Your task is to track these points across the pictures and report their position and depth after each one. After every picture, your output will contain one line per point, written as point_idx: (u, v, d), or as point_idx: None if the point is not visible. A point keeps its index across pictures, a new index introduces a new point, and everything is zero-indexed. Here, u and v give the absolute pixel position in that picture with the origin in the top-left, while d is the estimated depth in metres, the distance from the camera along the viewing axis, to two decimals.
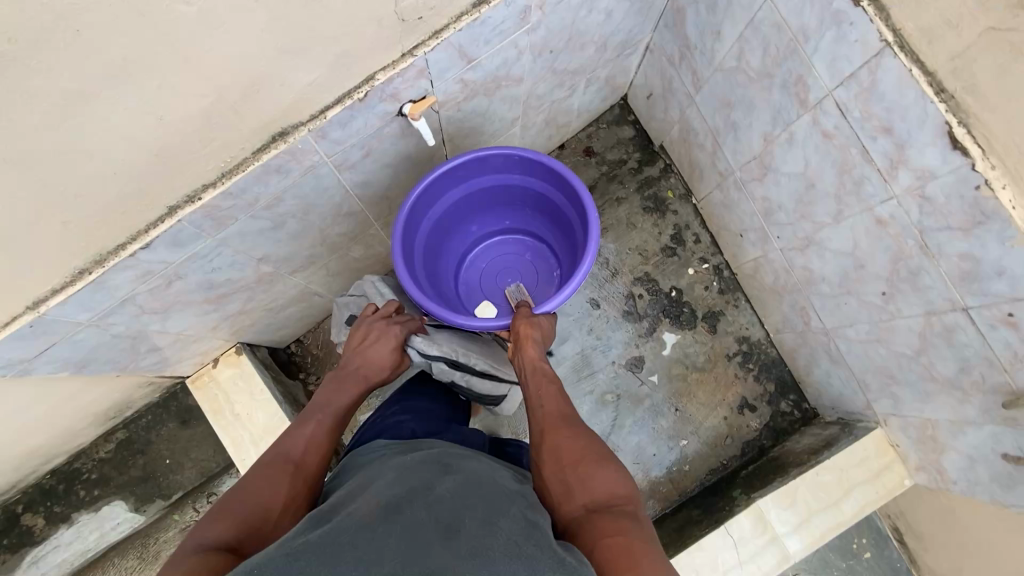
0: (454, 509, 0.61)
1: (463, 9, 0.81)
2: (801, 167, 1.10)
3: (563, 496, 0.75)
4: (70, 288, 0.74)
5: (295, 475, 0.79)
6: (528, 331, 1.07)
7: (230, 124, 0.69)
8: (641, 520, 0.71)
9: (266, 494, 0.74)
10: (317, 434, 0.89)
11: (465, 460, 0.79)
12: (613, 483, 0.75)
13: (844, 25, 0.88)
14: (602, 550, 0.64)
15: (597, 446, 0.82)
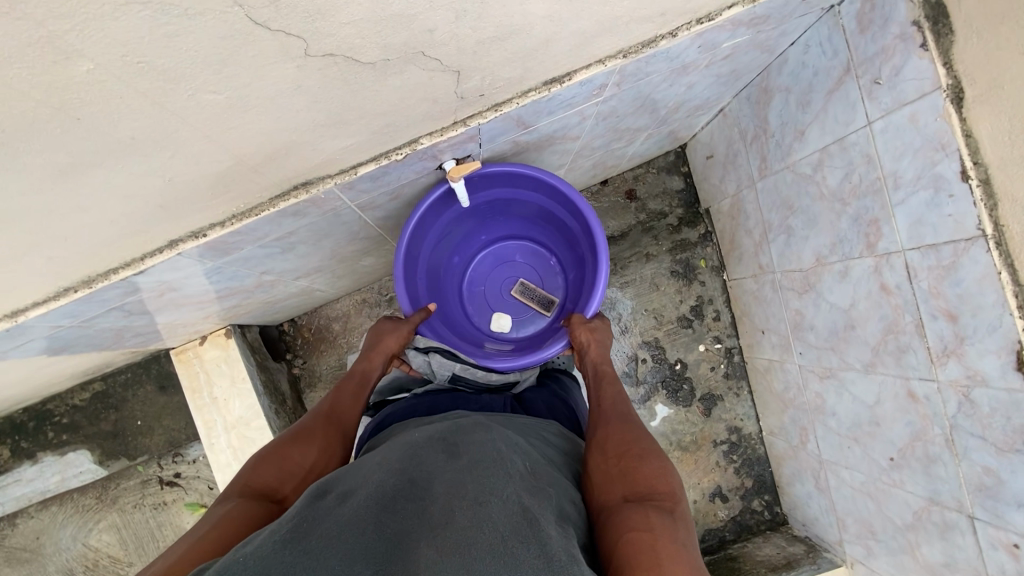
0: (449, 501, 0.52)
1: (532, 86, 0.72)
2: (847, 303, 1.03)
3: (602, 484, 0.70)
4: (52, 302, 0.70)
5: (328, 435, 0.83)
6: (584, 336, 1.03)
7: (247, 181, 0.62)
8: (679, 521, 0.64)
9: (300, 450, 0.78)
10: (347, 395, 0.93)
11: (476, 427, 0.69)
12: (655, 480, 0.70)
13: (942, 192, 0.79)
14: (628, 543, 0.58)
15: (644, 447, 0.77)
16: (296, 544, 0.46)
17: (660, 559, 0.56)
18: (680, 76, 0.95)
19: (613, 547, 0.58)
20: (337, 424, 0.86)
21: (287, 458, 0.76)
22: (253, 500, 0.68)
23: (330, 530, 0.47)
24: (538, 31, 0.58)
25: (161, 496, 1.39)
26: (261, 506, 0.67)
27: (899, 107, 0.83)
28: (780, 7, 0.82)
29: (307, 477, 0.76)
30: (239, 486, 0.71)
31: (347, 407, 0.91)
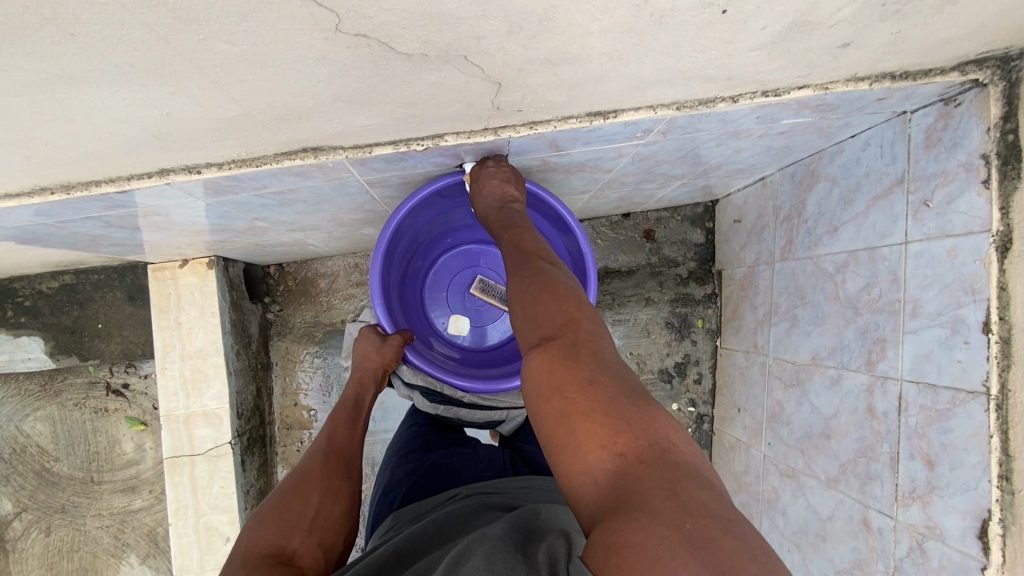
0: (426, 570, 0.55)
1: (574, 114, 0.68)
2: (830, 411, 1.01)
3: (526, 342, 0.65)
4: (26, 197, 0.67)
5: (330, 477, 0.81)
6: (481, 196, 0.82)
7: (254, 133, 0.59)
8: (586, 351, 0.57)
9: (301, 499, 0.76)
10: (343, 429, 0.91)
11: (473, 510, 0.72)
12: (559, 316, 0.62)
13: (957, 336, 0.76)
14: (548, 418, 0.55)
15: (555, 280, 0.68)
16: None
17: (577, 422, 0.52)
18: (730, 139, 0.90)
19: (541, 424, 0.56)
20: (336, 463, 0.84)
21: (290, 508, 0.74)
22: (262, 560, 0.65)
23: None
24: (594, 65, 0.54)
25: (105, 403, 1.39)
26: (272, 563, 0.64)
27: (941, 236, 0.79)
28: (850, 101, 0.77)
29: (316, 525, 0.74)
30: (240, 552, 0.67)
31: (343, 443, 0.89)
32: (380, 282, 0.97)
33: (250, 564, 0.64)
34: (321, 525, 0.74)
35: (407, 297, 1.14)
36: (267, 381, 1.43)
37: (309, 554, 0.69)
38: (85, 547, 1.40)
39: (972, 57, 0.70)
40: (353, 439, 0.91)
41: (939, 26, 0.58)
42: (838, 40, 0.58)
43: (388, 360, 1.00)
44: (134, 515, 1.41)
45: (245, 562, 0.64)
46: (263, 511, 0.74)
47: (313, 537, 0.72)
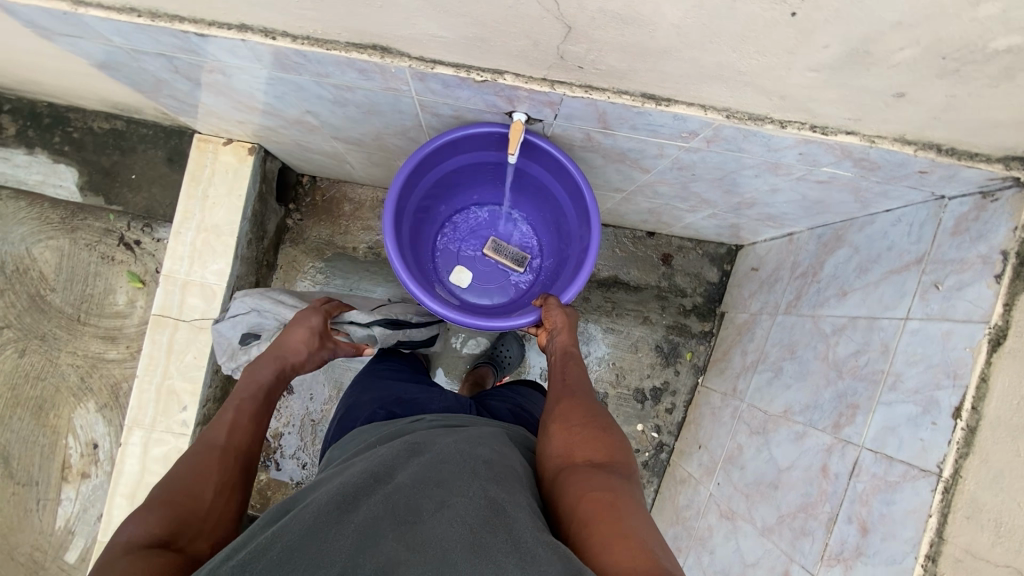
0: (412, 501, 0.59)
1: (630, 90, 0.71)
2: (785, 463, 1.01)
3: (565, 454, 0.76)
4: (114, 14, 0.72)
5: (226, 472, 0.74)
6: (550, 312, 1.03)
7: (336, 11, 0.63)
8: (635, 481, 0.71)
9: (194, 491, 0.69)
10: (246, 418, 0.84)
11: (438, 433, 0.75)
12: (613, 446, 0.77)
13: (926, 415, 0.77)
14: (586, 507, 0.64)
15: (603, 420, 0.82)
16: (256, 565, 0.51)
17: (604, 515, 0.62)
18: (769, 173, 0.92)
19: (576, 505, 0.65)
20: (235, 458, 0.77)
21: (177, 502, 0.66)
22: (147, 556, 0.58)
23: (291, 541, 0.53)
24: (661, 36, 0.57)
25: (113, 252, 1.44)
26: (158, 558, 0.58)
27: (941, 319, 0.80)
28: (892, 164, 0.79)
29: (207, 523, 0.67)
30: (124, 544, 0.60)
31: (244, 437, 0.81)
32: (399, 202, 1.00)
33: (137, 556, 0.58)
34: (212, 525, 0.67)
35: (421, 233, 1.17)
36: (267, 279, 1.46)
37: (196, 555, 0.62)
38: (50, 378, 1.44)
39: (1019, 153, 0.71)
40: (252, 433, 0.83)
41: (992, 103, 0.60)
42: (892, 87, 0.60)
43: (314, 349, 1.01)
44: (105, 364, 1.45)
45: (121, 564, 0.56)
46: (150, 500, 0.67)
47: (204, 538, 0.65)
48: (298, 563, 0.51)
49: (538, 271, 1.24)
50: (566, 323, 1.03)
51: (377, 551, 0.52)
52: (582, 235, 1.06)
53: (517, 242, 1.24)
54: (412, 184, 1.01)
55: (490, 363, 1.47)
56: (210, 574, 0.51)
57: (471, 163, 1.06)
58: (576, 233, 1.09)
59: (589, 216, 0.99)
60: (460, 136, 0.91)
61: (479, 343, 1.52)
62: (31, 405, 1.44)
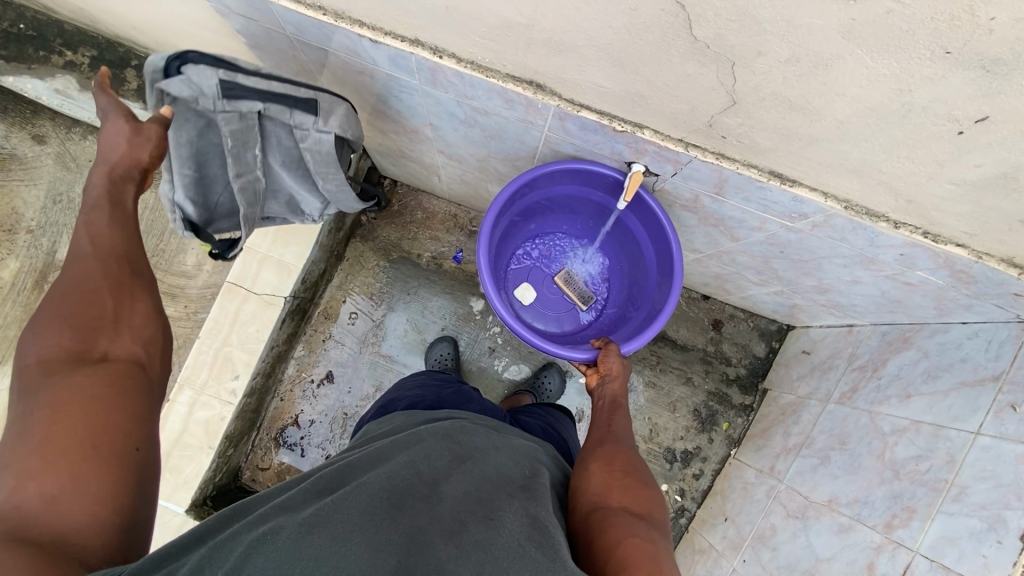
0: (462, 505, 0.60)
1: (759, 165, 0.75)
2: (825, 554, 1.00)
3: (603, 493, 0.77)
4: (301, 8, 0.78)
5: (96, 285, 0.63)
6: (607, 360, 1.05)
7: (516, 47, 0.68)
8: (669, 540, 0.72)
9: (63, 314, 0.59)
10: (100, 217, 0.69)
11: (475, 438, 0.76)
12: (650, 501, 0.78)
13: (991, 533, 0.78)
14: (624, 553, 0.65)
15: (643, 474, 0.83)
16: (321, 531, 0.52)
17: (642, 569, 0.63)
18: (860, 266, 0.95)
19: (615, 546, 0.66)
20: (111, 257, 0.66)
21: (72, 313, 0.60)
22: (62, 378, 0.55)
23: (353, 518, 0.54)
24: (820, 127, 0.61)
25: None
26: (61, 383, 0.55)
27: (1016, 441, 0.81)
28: (990, 282, 0.82)
29: (123, 326, 0.63)
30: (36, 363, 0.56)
31: (110, 233, 0.68)
32: (503, 207, 1.04)
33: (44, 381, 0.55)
34: (127, 326, 0.63)
35: (505, 243, 1.20)
36: (332, 269, 1.51)
37: (116, 372, 0.59)
38: None
39: None
40: (132, 229, 0.70)
41: None
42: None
43: (147, 154, 0.75)
44: None
45: (28, 406, 0.54)
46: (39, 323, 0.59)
47: (126, 335, 0.62)
48: (362, 536, 0.52)
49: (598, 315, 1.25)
50: (617, 373, 1.05)
51: (432, 545, 0.53)
52: (656, 292, 1.09)
53: (589, 278, 1.26)
54: (519, 195, 1.05)
55: (530, 391, 1.48)
56: (277, 531, 0.52)
57: (573, 195, 1.10)
58: (651, 288, 1.11)
59: (673, 276, 1.01)
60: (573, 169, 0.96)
61: (520, 370, 1.54)
62: None
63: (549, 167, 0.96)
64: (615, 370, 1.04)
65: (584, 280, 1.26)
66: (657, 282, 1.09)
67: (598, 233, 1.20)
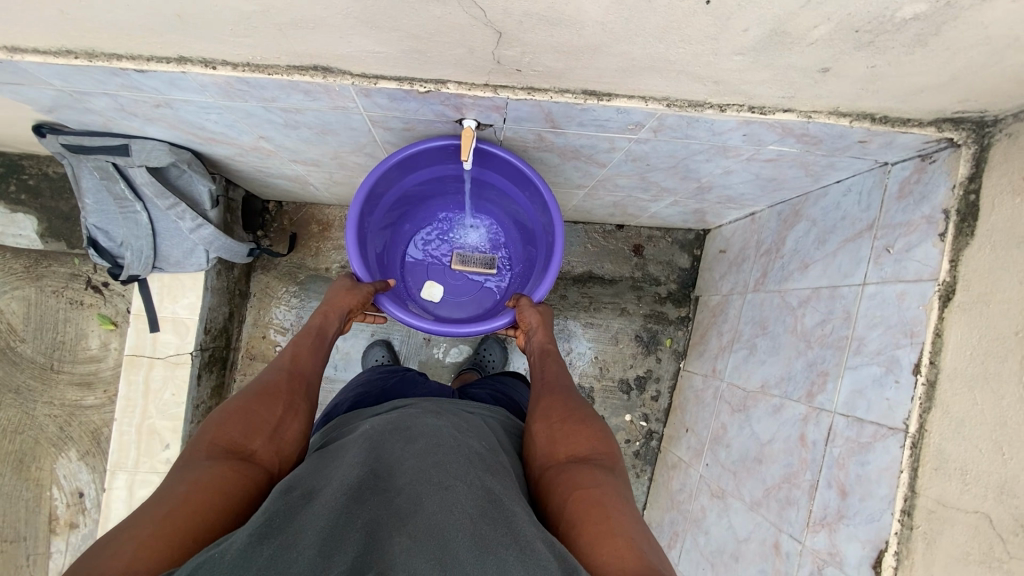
0: (414, 490, 0.57)
1: (571, 89, 0.72)
2: (766, 437, 1.03)
3: (550, 448, 0.76)
4: (50, 57, 0.72)
5: (292, 393, 0.80)
6: (527, 314, 1.04)
7: (272, 36, 0.63)
8: (621, 475, 0.72)
9: (265, 408, 0.75)
10: (306, 351, 0.91)
11: (424, 417, 0.73)
12: (595, 441, 0.76)
13: (890, 375, 0.79)
14: (573, 504, 0.64)
15: (588, 415, 0.81)
16: (269, 540, 0.48)
17: (590, 517, 0.61)
18: (721, 156, 0.94)
19: (564, 506, 0.65)
20: (300, 383, 0.83)
21: (253, 412, 0.73)
22: (216, 463, 0.64)
23: (302, 525, 0.50)
24: (588, 34, 0.58)
25: (82, 296, 1.43)
26: (228, 471, 0.63)
27: (895, 281, 0.83)
28: (832, 136, 0.82)
29: (278, 435, 0.73)
30: (205, 445, 0.67)
31: (308, 364, 0.89)
32: (362, 218, 1.01)
33: (208, 465, 0.64)
34: (284, 438, 0.73)
35: (388, 251, 1.18)
36: (241, 308, 1.45)
37: (219, 483, 0.61)
38: (28, 431, 1.41)
39: (948, 115, 0.73)
40: (316, 363, 0.90)
41: (912, 69, 0.63)
42: (817, 63, 0.62)
43: (358, 299, 1.01)
44: (83, 411, 1.43)
45: (190, 481, 0.61)
46: (228, 409, 0.73)
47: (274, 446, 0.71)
48: (313, 540, 0.48)
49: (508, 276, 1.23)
50: (543, 322, 1.04)
51: (382, 542, 0.49)
52: (544, 222, 1.06)
53: (482, 242, 1.23)
54: (372, 202, 1.02)
55: (474, 367, 1.47)
56: (218, 550, 0.47)
57: (423, 177, 1.07)
58: (537, 220, 1.09)
59: (550, 209, 0.99)
60: (410, 149, 0.93)
61: (462, 351, 1.53)
62: (11, 461, 1.41)
63: (388, 160, 0.92)
64: (536, 323, 1.03)
65: (477, 246, 1.23)
66: (539, 214, 1.07)
67: (467, 199, 1.17)
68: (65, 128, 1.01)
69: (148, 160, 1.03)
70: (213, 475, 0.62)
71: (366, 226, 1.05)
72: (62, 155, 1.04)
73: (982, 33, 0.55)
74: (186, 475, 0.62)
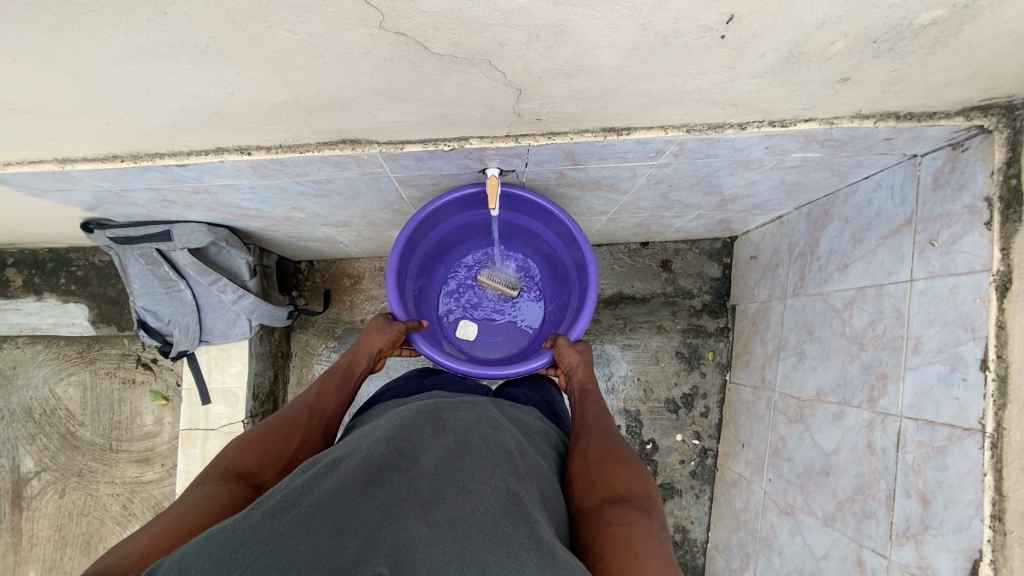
0: (436, 478, 0.52)
1: (590, 128, 0.74)
2: (830, 448, 1.00)
3: (586, 487, 0.74)
4: (98, 163, 0.77)
5: (309, 431, 0.81)
6: (567, 356, 1.03)
7: (304, 119, 0.66)
8: (656, 517, 0.69)
9: (282, 441, 0.76)
10: (331, 387, 0.92)
11: (461, 406, 0.71)
12: (631, 481, 0.74)
13: (956, 372, 0.76)
14: (605, 538, 0.62)
15: (623, 455, 0.80)
16: (284, 515, 0.46)
17: (624, 551, 0.59)
18: (744, 169, 0.94)
19: (594, 538, 0.62)
20: (320, 419, 0.84)
21: (271, 445, 0.74)
22: (229, 485, 0.65)
23: (318, 502, 0.47)
24: (606, 79, 0.60)
25: (134, 375, 1.48)
26: (238, 490, 0.65)
27: (945, 275, 0.80)
28: (858, 138, 0.81)
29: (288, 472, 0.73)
30: (221, 467, 0.69)
31: (332, 401, 0.89)
32: (398, 271, 1.03)
33: (218, 484, 0.65)
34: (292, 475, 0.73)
35: (423, 298, 1.19)
36: (284, 369, 1.49)
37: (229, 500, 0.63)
38: (94, 512, 1.45)
39: (976, 103, 0.72)
40: (340, 402, 0.91)
41: (934, 67, 0.62)
42: (836, 75, 0.62)
43: (386, 340, 1.02)
44: (144, 487, 1.46)
45: (200, 494, 0.63)
46: (253, 436, 0.76)
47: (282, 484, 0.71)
48: (325, 521, 0.45)
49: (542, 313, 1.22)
50: (585, 362, 1.04)
51: (395, 522, 0.46)
52: (574, 256, 1.08)
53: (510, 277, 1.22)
54: (407, 255, 1.04)
55: None
56: (233, 524, 0.46)
57: (453, 224, 1.08)
58: (568, 256, 1.10)
59: (581, 244, 1.00)
60: (438, 202, 0.95)
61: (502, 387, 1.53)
62: (79, 543, 1.45)
63: (418, 216, 0.95)
64: (575, 363, 1.02)
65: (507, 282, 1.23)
66: (569, 249, 1.08)
67: (495, 240, 1.18)
68: (110, 223, 1.07)
69: (189, 241, 1.08)
70: (221, 491, 0.63)
71: (402, 277, 1.06)
72: (109, 246, 1.09)
73: (1004, 26, 0.54)
74: (198, 491, 0.64)
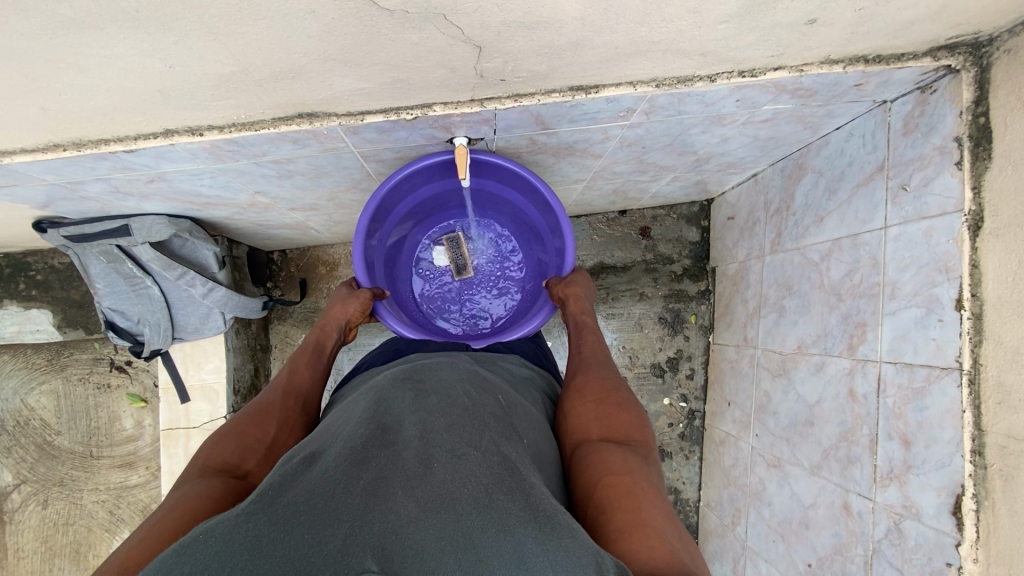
0: (422, 448, 0.50)
1: (556, 88, 0.71)
2: (814, 399, 1.01)
3: (583, 432, 0.72)
4: (39, 154, 0.72)
5: (287, 411, 0.78)
6: (570, 290, 1.01)
7: (256, 92, 0.63)
8: (655, 462, 0.68)
9: (258, 427, 0.73)
10: (303, 367, 0.89)
11: (441, 368, 0.67)
12: (631, 428, 0.72)
13: (932, 315, 0.77)
14: (605, 487, 0.59)
15: (623, 399, 0.78)
16: (261, 514, 0.42)
17: (623, 501, 0.57)
18: (715, 125, 0.93)
19: (593, 491, 0.59)
20: (295, 400, 0.81)
21: (247, 432, 0.72)
22: (212, 477, 0.62)
23: (299, 495, 0.44)
24: (568, 31, 0.57)
25: (108, 379, 1.44)
26: (224, 484, 0.61)
27: (918, 219, 0.81)
28: (828, 85, 0.79)
29: (272, 453, 0.71)
30: (199, 465, 0.65)
31: (304, 381, 0.86)
32: (370, 238, 1.00)
33: (202, 481, 0.61)
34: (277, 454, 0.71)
35: (395, 263, 1.16)
36: (265, 362, 1.45)
37: (216, 495, 0.59)
38: (80, 521, 1.42)
39: (943, 42, 0.71)
40: (314, 380, 0.88)
41: (901, 4, 0.61)
42: (804, 16, 0.61)
43: (353, 311, 0.99)
44: (129, 491, 1.43)
45: (185, 493, 0.59)
46: (227, 429, 0.72)
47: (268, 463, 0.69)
48: (307, 516, 0.42)
49: (513, 291, 1.21)
50: (583, 292, 1.02)
51: (385, 504, 0.44)
52: (555, 234, 1.07)
53: (477, 260, 1.20)
54: (380, 222, 1.01)
55: None
56: (207, 530, 0.42)
57: (433, 190, 1.06)
58: (549, 234, 1.09)
59: (562, 222, 1.00)
60: (408, 174, 0.92)
61: None
62: (68, 553, 1.42)
63: (388, 187, 0.92)
64: (577, 298, 1.00)
65: (476, 264, 1.20)
66: (551, 229, 1.07)
67: (479, 209, 1.16)
68: (64, 221, 1.02)
69: (150, 235, 1.03)
70: (207, 485, 0.60)
71: (374, 243, 1.04)
72: (65, 245, 1.04)
73: None
74: (180, 491, 0.60)
